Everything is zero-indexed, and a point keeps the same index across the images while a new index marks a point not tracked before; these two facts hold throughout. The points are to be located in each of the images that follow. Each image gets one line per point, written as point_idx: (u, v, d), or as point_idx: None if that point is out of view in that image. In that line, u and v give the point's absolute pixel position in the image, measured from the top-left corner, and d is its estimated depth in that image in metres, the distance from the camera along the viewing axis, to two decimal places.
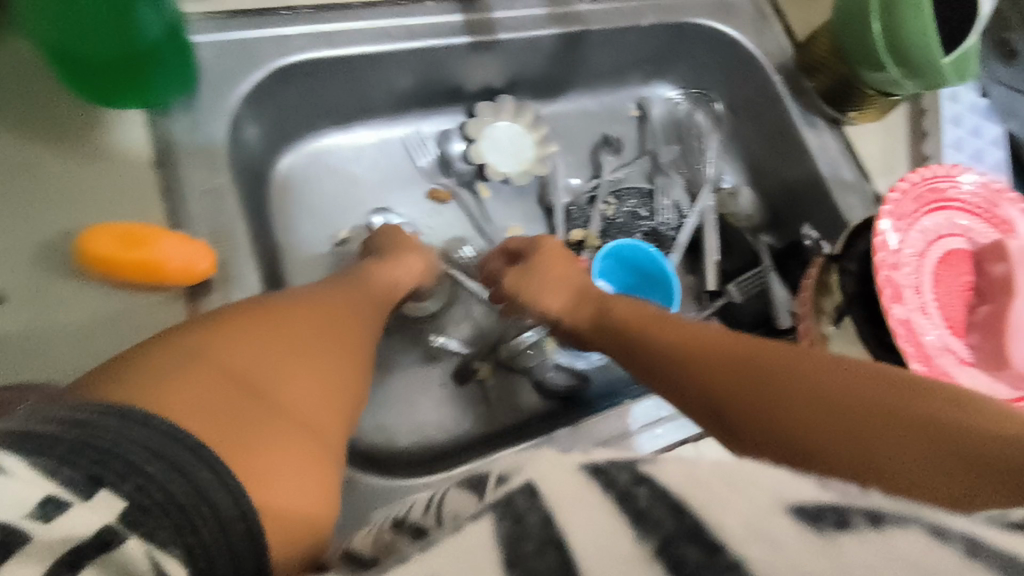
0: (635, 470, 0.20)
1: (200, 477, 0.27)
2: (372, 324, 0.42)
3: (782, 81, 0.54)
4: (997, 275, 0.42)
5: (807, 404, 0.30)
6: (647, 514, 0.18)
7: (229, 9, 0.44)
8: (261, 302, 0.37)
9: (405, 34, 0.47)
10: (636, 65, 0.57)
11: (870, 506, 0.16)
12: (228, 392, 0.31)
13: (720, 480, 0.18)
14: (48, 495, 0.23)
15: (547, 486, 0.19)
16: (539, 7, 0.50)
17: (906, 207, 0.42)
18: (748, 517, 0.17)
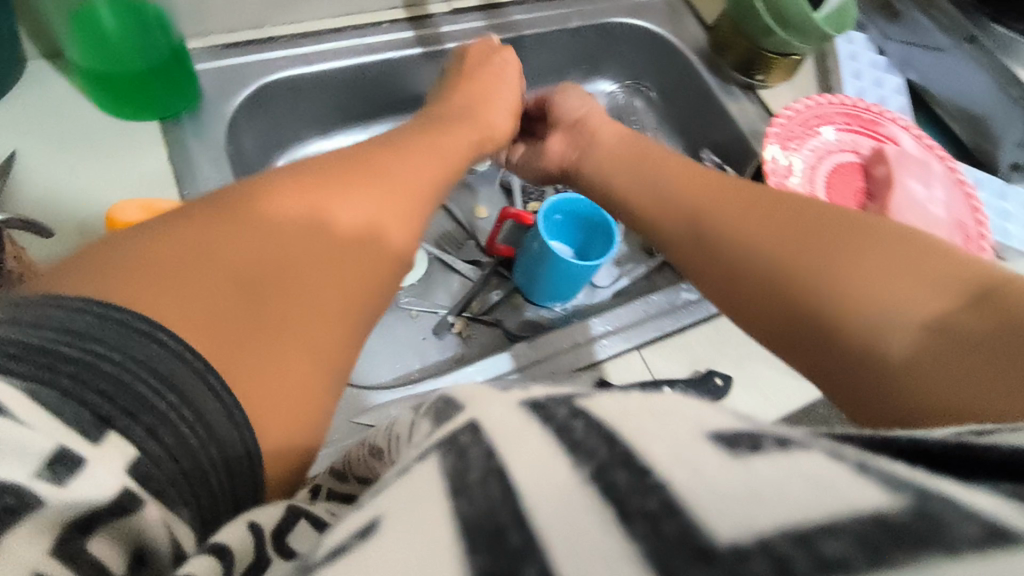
0: (573, 405, 0.21)
1: (207, 415, 0.30)
2: (390, 223, 0.45)
3: (699, 60, 0.82)
4: (882, 169, 0.69)
5: (829, 304, 0.37)
6: (581, 443, 0.19)
7: (225, 43, 0.69)
8: (266, 209, 0.40)
9: (366, 49, 0.73)
10: (572, 63, 0.87)
11: (782, 434, 0.18)
12: (232, 293, 0.35)
13: (651, 411, 0.20)
14: (62, 445, 0.25)
15: (489, 424, 0.21)
16: (479, 21, 0.78)
17: (787, 134, 0.71)
18: (672, 444, 0.18)
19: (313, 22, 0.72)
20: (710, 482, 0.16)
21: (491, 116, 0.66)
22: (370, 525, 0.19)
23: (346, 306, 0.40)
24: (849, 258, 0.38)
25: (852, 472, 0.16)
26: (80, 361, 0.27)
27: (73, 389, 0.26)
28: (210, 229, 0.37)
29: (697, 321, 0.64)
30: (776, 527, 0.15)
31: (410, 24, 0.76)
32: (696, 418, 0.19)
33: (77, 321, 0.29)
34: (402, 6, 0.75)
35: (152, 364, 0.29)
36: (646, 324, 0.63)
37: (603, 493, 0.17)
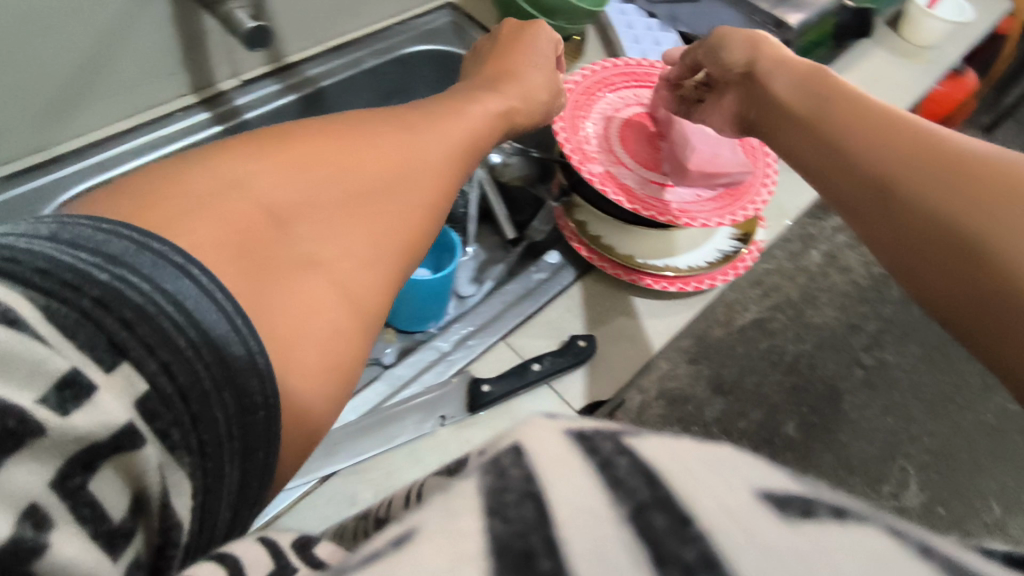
0: (619, 441, 0.20)
1: (229, 357, 0.31)
2: (433, 181, 0.47)
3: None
4: (663, 116, 0.74)
5: (939, 205, 0.41)
6: (624, 481, 0.18)
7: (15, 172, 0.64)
8: (306, 143, 0.44)
9: (153, 141, 0.69)
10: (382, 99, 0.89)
11: (836, 502, 0.18)
12: (262, 227, 0.38)
13: (700, 458, 0.19)
14: (75, 369, 0.25)
15: (533, 448, 0.20)
16: (275, 85, 0.77)
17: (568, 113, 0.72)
18: (725, 501, 0.18)
19: (110, 125, 0.68)
20: (757, 541, 0.16)
21: (533, 91, 0.63)
22: (405, 534, 0.19)
23: (375, 261, 0.41)
24: (975, 170, 0.40)
25: (915, 560, 0.16)
26: (110, 286, 0.29)
27: (95, 313, 0.27)
28: (248, 162, 0.41)
29: (555, 294, 0.69)
30: None
31: (204, 107, 0.73)
32: (744, 470, 0.19)
33: (116, 247, 0.31)
34: (190, 91, 0.72)
35: (179, 298, 0.30)
36: (503, 316, 0.67)
37: (640, 535, 0.17)
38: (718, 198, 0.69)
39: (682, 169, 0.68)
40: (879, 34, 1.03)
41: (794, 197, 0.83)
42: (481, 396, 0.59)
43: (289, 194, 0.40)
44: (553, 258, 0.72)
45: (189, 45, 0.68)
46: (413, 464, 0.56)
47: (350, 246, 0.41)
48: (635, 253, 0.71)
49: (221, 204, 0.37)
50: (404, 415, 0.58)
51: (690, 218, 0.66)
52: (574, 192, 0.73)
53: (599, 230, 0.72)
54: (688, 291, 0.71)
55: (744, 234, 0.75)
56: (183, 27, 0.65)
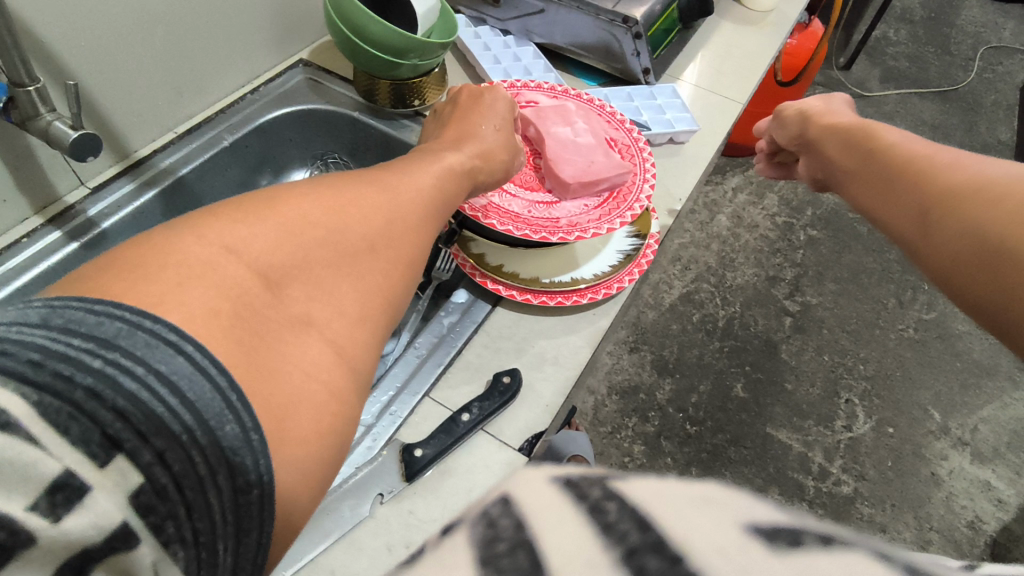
0: (606, 485, 0.19)
1: (223, 437, 0.30)
2: (414, 234, 0.48)
3: (364, 114, 0.87)
4: (533, 134, 0.76)
5: (934, 239, 0.52)
6: (614, 525, 0.18)
7: None
8: (292, 199, 0.42)
9: (8, 274, 0.67)
10: (255, 171, 0.88)
11: (824, 530, 0.17)
12: (257, 292, 0.36)
13: (691, 497, 0.18)
14: (68, 471, 0.25)
15: (521, 497, 0.19)
16: (128, 184, 0.76)
17: None
18: (716, 540, 0.17)
19: None
20: None
21: (492, 148, 0.64)
22: None
23: (366, 321, 0.41)
24: (957, 206, 0.50)
25: None
26: (103, 373, 0.27)
27: (88, 404, 0.26)
28: (235, 223, 0.38)
29: (469, 334, 0.68)
30: None
31: (53, 226, 0.70)
32: (735, 506, 0.18)
33: (107, 328, 0.29)
34: (34, 213, 0.70)
35: (174, 378, 0.29)
36: (421, 372, 0.64)
37: None
38: (603, 203, 0.72)
39: (563, 184, 0.70)
40: (723, 8, 1.07)
41: (681, 179, 0.83)
42: (414, 463, 0.57)
43: (282, 255, 0.39)
44: (460, 297, 0.71)
45: (20, 166, 0.66)
46: (358, 554, 0.53)
47: (340, 309, 0.40)
48: (540, 275, 0.70)
49: (214, 269, 0.35)
50: (336, 505, 0.55)
51: (581, 230, 0.68)
52: (462, 229, 0.72)
53: (499, 259, 0.71)
54: (600, 299, 0.70)
55: (640, 230, 0.75)
56: (8, 141, 0.63)
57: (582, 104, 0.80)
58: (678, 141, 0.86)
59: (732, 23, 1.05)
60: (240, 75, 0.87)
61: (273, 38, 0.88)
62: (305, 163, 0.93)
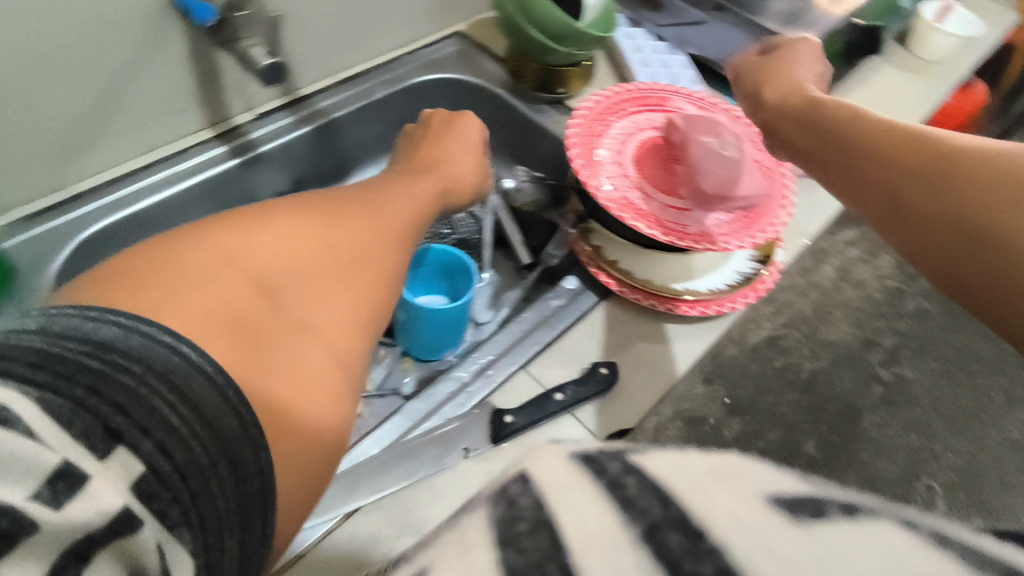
0: (625, 460, 0.20)
1: (221, 429, 0.30)
2: (404, 244, 0.48)
3: (508, 93, 0.79)
4: (678, 135, 0.67)
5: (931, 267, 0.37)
6: (635, 501, 0.18)
7: (23, 217, 0.57)
8: (288, 212, 0.43)
9: (160, 180, 0.63)
10: (393, 128, 0.81)
11: (847, 500, 0.18)
12: (251, 300, 0.36)
13: (707, 470, 0.19)
14: (67, 462, 0.24)
15: (542, 478, 0.20)
16: (288, 118, 0.70)
17: (586, 138, 0.68)
18: (735, 512, 0.17)
19: (116, 165, 0.61)
20: (773, 556, 0.16)
21: (467, 167, 0.63)
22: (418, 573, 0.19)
23: (362, 324, 0.41)
24: (919, 230, 0.37)
25: (929, 548, 0.16)
26: (100, 372, 0.27)
27: (88, 401, 0.26)
28: (237, 237, 0.39)
29: (573, 321, 0.63)
30: None
31: (221, 140, 0.67)
32: (752, 479, 0.19)
33: (104, 332, 0.29)
34: (207, 126, 0.66)
35: (170, 376, 0.29)
36: (520, 345, 0.60)
37: (656, 556, 0.17)
38: (736, 220, 0.64)
39: (699, 194, 0.64)
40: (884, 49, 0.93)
41: (811, 212, 0.75)
42: (503, 427, 0.53)
43: (279, 264, 0.39)
44: (569, 284, 0.66)
45: (206, 82, 0.62)
46: (435, 500, 0.50)
47: (334, 319, 0.39)
48: (653, 278, 0.65)
49: (211, 279, 0.36)
50: (421, 447, 0.52)
51: (713, 242, 0.61)
52: (591, 218, 0.69)
53: (616, 255, 0.66)
54: (710, 316, 0.64)
55: (765, 254, 0.69)
56: (199, 63, 0.60)
57: (731, 117, 0.72)
58: (798, 174, 0.77)
59: (897, 69, 0.91)
60: (396, 36, 0.78)
61: (434, 6, 0.80)
62: (422, 135, 0.87)
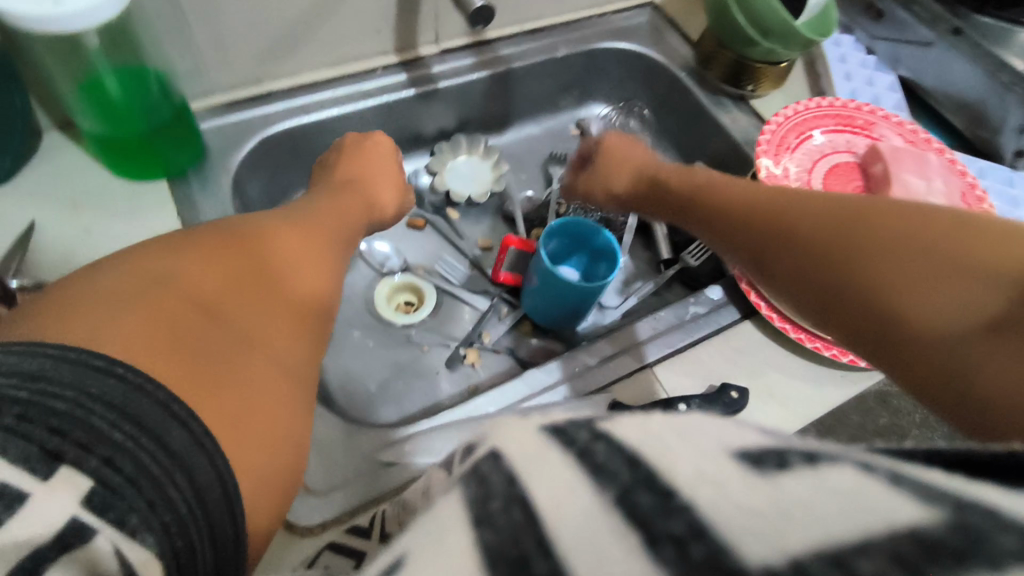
0: (593, 428, 0.20)
1: (170, 442, 0.29)
2: (334, 253, 0.48)
3: (689, 76, 0.74)
4: (877, 172, 0.62)
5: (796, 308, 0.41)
6: (605, 466, 0.18)
7: (223, 103, 0.62)
8: (208, 235, 0.41)
9: (360, 94, 0.65)
10: (561, 90, 0.78)
11: (809, 448, 0.18)
12: (190, 316, 0.35)
13: (672, 431, 0.19)
14: (3, 482, 0.23)
15: (509, 450, 0.20)
16: (470, 58, 0.69)
17: (774, 141, 0.65)
18: (699, 467, 0.18)
19: (314, 71, 0.64)
20: (735, 505, 0.16)
21: (391, 191, 0.60)
22: (395, 562, 0.19)
23: (301, 333, 0.41)
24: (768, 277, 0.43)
25: (884, 486, 0.16)
26: (30, 401, 0.26)
27: (21, 426, 0.25)
28: (166, 261, 0.37)
29: (711, 332, 0.57)
30: (811, 551, 0.15)
31: (401, 67, 0.67)
32: (718, 437, 0.19)
33: (30, 363, 0.27)
34: (393, 51, 0.66)
35: (107, 397, 0.28)
36: (654, 341, 0.56)
37: (628, 518, 0.17)
38: None
39: None
40: None
41: None
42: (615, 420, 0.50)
43: (214, 283, 0.37)
44: (715, 292, 0.59)
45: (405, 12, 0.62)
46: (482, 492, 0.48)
47: (274, 335, 0.39)
48: None
49: (147, 301, 0.34)
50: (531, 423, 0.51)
51: None
52: None
53: None
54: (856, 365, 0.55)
55: None
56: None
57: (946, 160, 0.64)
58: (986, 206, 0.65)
59: None
60: None
61: None
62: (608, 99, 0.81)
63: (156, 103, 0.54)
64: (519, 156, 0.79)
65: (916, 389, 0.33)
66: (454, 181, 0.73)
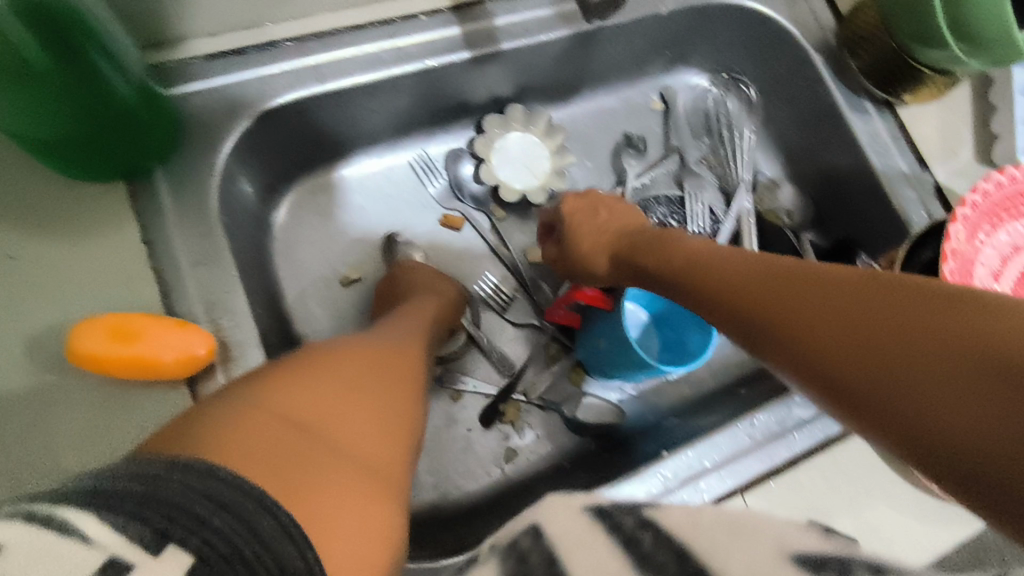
0: (640, 514, 0.20)
1: (263, 528, 0.29)
2: (417, 359, 0.49)
3: (825, 61, 0.63)
4: None
5: (795, 379, 0.35)
6: (651, 556, 0.18)
7: (223, 49, 0.51)
8: (311, 352, 0.43)
9: (396, 55, 0.54)
10: (654, 51, 0.67)
11: (871, 559, 0.17)
12: (281, 436, 0.34)
13: (731, 524, 0.18)
14: (113, 556, 0.24)
15: (553, 529, 0.20)
16: (548, 11, 0.57)
17: (975, 220, 0.48)
18: (752, 566, 0.17)
19: (334, 15, 0.53)
20: None
21: (440, 284, 0.60)
22: None
23: (394, 441, 0.41)
24: (765, 347, 0.37)
25: None
26: (144, 492, 0.27)
27: (137, 509, 0.26)
28: (269, 386, 0.38)
29: (807, 448, 0.52)
30: None
31: (455, 15, 0.55)
32: (776, 537, 0.18)
33: (148, 467, 0.29)
34: None
35: (211, 491, 0.28)
36: (745, 458, 0.51)
37: None
38: None
39: None
40: None
41: None
42: None
43: (308, 402, 0.38)
44: None
45: None
46: None
47: (361, 440, 0.38)
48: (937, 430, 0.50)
49: (250, 422, 0.34)
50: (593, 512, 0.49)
51: None
52: None
53: None
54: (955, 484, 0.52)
55: None
56: None
57: None
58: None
59: None
60: None
61: None
62: (704, 66, 0.71)
63: (113, 85, 0.42)
64: (587, 136, 0.71)
65: (957, 489, 0.25)
66: (506, 169, 0.65)
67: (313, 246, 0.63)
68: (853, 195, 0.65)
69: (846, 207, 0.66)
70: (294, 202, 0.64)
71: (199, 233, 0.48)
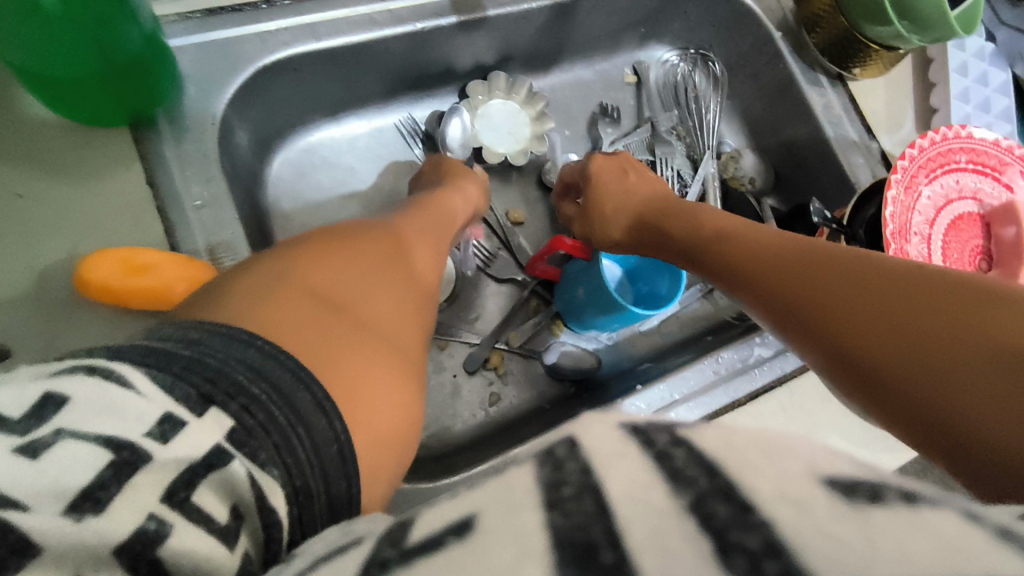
0: (674, 432, 0.20)
1: (296, 400, 0.32)
2: (434, 256, 0.52)
3: (783, 37, 0.65)
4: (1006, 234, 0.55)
5: (815, 359, 0.38)
6: (682, 472, 0.18)
7: (207, 7, 0.50)
8: (335, 234, 0.45)
9: (389, 18, 0.55)
10: (629, 27, 0.69)
11: (904, 486, 0.18)
12: (315, 307, 0.38)
13: (756, 447, 0.19)
14: (167, 411, 0.27)
15: (589, 442, 0.20)
16: None
17: (912, 171, 0.53)
18: (783, 486, 0.17)
19: None
20: (821, 531, 0.16)
21: (474, 193, 0.61)
22: (466, 521, 0.20)
23: (411, 319, 0.44)
24: (789, 328, 0.40)
25: (992, 541, 0.16)
26: (192, 358, 0.29)
27: (184, 372, 0.28)
28: (295, 262, 0.41)
29: (770, 385, 0.55)
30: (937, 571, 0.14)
31: None
32: (807, 459, 0.19)
33: (195, 334, 0.32)
34: None
35: (250, 362, 0.31)
36: (718, 388, 0.54)
37: (702, 525, 0.17)
38: None
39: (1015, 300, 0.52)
40: None
41: None
42: None
43: (332, 280, 0.41)
44: None
45: None
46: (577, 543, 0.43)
47: (382, 315, 0.41)
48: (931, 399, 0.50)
49: (279, 293, 0.37)
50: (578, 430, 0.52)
51: None
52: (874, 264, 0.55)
53: None
54: None
55: None
56: None
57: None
58: None
59: None
60: None
61: None
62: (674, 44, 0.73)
63: (128, 34, 0.41)
64: (566, 104, 0.73)
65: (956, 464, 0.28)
66: (487, 135, 0.67)
67: (299, 207, 0.63)
68: (812, 165, 0.68)
69: (807, 176, 0.68)
70: (287, 159, 0.63)
71: (201, 175, 0.48)
